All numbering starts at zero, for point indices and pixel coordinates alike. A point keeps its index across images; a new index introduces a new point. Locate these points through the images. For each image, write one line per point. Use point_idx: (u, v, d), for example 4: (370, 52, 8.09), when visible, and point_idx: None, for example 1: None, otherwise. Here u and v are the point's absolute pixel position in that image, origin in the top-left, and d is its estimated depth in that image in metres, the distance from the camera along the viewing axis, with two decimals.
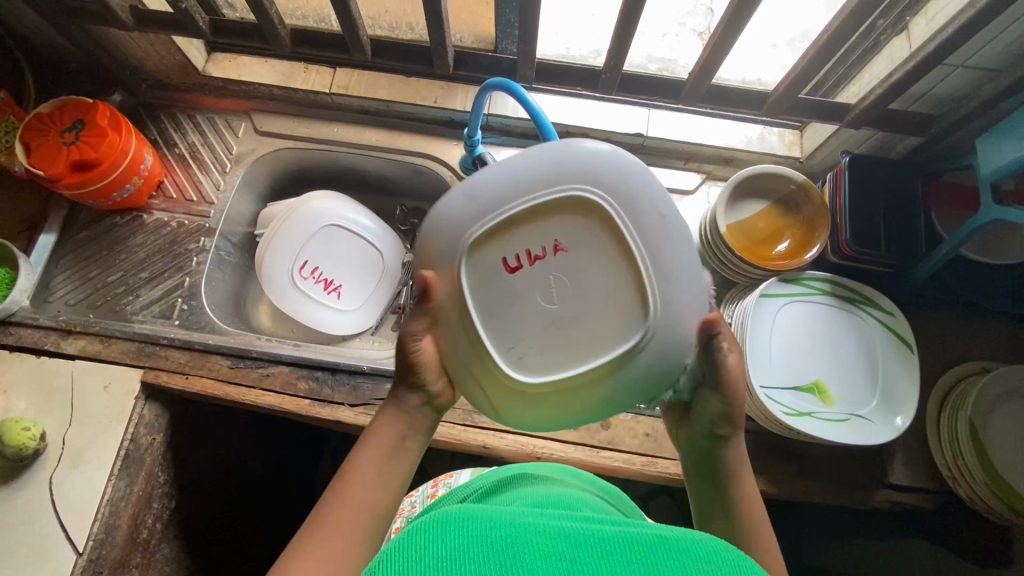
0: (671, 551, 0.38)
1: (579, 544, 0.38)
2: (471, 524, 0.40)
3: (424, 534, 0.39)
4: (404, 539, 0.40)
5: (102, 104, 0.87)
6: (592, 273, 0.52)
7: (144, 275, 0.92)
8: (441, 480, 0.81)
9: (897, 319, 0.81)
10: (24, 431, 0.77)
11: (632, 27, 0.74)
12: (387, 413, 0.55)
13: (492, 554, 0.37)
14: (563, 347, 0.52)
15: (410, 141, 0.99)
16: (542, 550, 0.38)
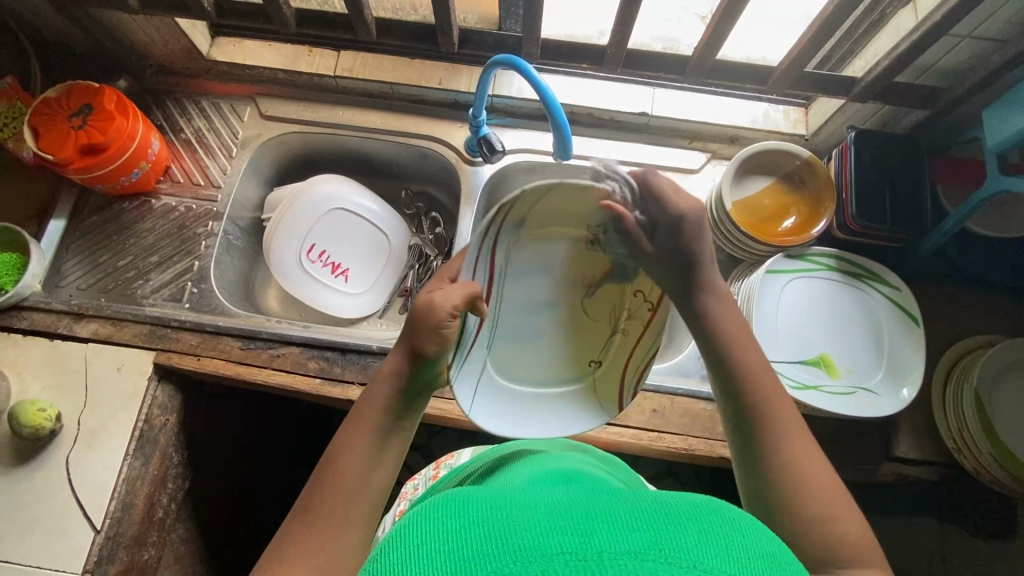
0: (677, 520, 0.37)
1: (576, 518, 0.38)
2: (474, 508, 0.40)
3: (427, 522, 0.39)
4: (405, 530, 0.39)
5: (109, 88, 0.88)
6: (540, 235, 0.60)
7: (154, 259, 0.93)
8: (442, 462, 0.84)
9: (903, 294, 0.81)
10: (40, 411, 0.78)
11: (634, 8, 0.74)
12: (371, 399, 0.54)
13: (492, 533, 0.37)
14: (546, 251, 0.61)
15: (414, 124, 1.00)
16: (540, 525, 0.37)
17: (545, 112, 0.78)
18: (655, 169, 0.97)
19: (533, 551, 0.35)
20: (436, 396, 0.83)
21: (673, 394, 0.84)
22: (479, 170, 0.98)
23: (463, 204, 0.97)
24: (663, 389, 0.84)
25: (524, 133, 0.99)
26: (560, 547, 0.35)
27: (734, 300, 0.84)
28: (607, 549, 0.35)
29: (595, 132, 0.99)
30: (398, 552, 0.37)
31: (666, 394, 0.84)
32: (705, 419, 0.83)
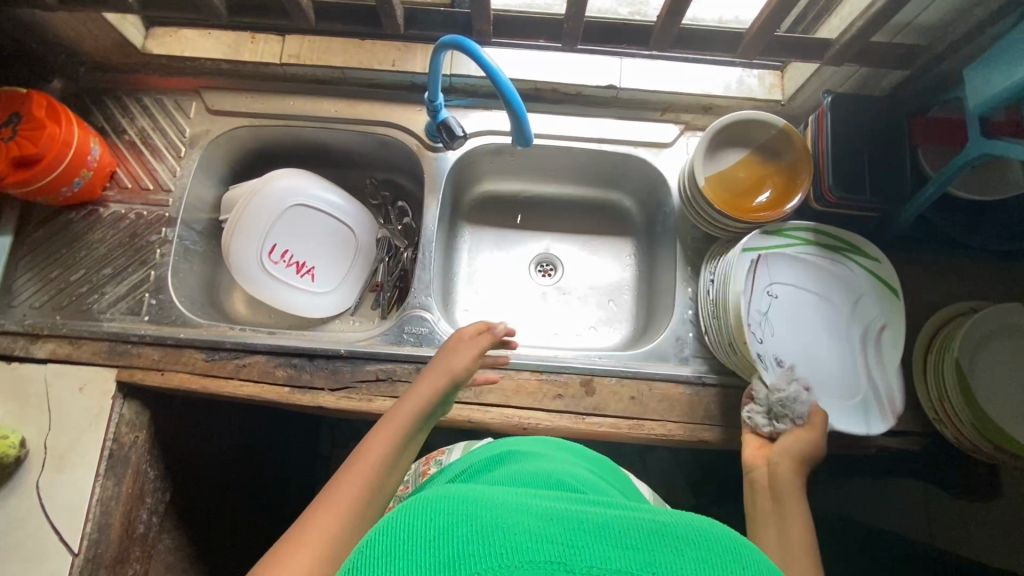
0: (668, 534, 0.36)
1: (573, 529, 0.36)
2: (462, 505, 0.37)
3: (413, 516, 0.37)
4: (393, 520, 0.37)
5: (37, 93, 0.82)
6: (808, 362, 0.77)
7: (108, 271, 0.88)
8: (433, 458, 0.83)
9: (883, 266, 0.79)
10: (2, 439, 0.76)
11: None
12: (378, 435, 0.63)
13: (485, 535, 0.35)
14: (824, 382, 0.77)
15: (371, 110, 0.94)
16: (532, 533, 0.35)
17: (499, 95, 0.73)
18: (628, 146, 0.94)
19: (518, 561, 0.34)
20: None
21: (651, 380, 0.83)
22: (442, 156, 0.94)
23: (428, 195, 0.93)
24: (642, 376, 0.82)
25: (488, 113, 0.95)
26: (553, 564, 0.34)
27: (710, 281, 0.84)
28: (597, 565, 0.34)
29: (562, 109, 0.94)
30: (375, 544, 0.35)
31: (643, 380, 0.82)
32: (685, 403, 0.81)
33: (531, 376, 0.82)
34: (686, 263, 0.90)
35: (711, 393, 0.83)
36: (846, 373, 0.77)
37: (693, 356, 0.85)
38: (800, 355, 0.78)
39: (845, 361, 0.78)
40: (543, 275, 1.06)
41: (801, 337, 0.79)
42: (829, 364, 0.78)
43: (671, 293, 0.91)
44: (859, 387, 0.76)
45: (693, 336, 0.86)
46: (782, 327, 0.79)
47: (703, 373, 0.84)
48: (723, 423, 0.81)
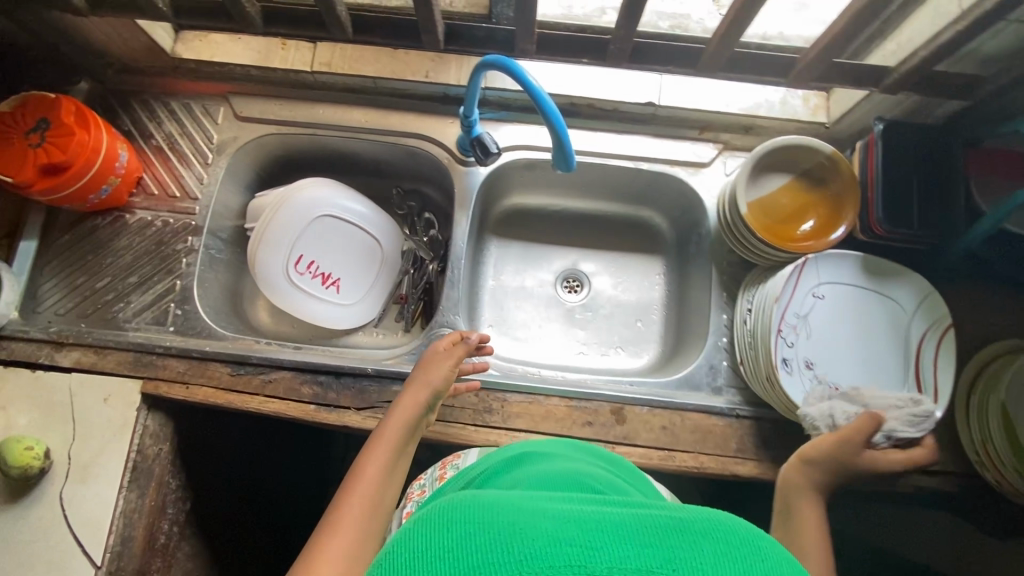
0: (687, 533, 0.33)
1: (592, 530, 0.33)
2: (477, 510, 0.36)
3: (427, 527, 0.35)
4: (408, 533, 0.36)
5: (66, 98, 0.80)
6: (849, 369, 0.76)
7: (133, 279, 0.87)
8: (449, 460, 0.73)
9: (929, 297, 0.76)
10: (27, 450, 0.75)
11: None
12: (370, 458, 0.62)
13: (499, 540, 0.33)
14: (865, 388, 0.75)
15: (402, 121, 0.92)
16: (549, 535, 0.33)
17: (541, 117, 0.70)
18: (663, 165, 0.91)
19: (537, 567, 0.32)
20: (436, 419, 0.80)
21: (683, 410, 0.81)
22: (473, 170, 0.92)
23: (458, 210, 0.91)
24: (674, 406, 0.81)
25: (521, 127, 0.93)
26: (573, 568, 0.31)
27: (747, 310, 0.81)
28: (616, 565, 0.32)
29: (597, 125, 0.92)
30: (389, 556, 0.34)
31: (675, 410, 0.81)
32: (718, 436, 0.80)
33: (560, 402, 0.81)
34: (721, 289, 0.88)
35: (744, 425, 0.81)
36: (889, 379, 0.75)
37: (726, 387, 0.83)
38: (841, 363, 0.76)
39: (888, 367, 0.76)
40: (569, 291, 1.04)
41: (845, 342, 0.77)
42: (875, 370, 0.76)
43: (704, 318, 0.89)
44: (900, 395, 0.75)
45: (727, 365, 0.84)
46: (826, 335, 0.77)
47: (736, 404, 0.82)
48: (755, 456, 0.79)
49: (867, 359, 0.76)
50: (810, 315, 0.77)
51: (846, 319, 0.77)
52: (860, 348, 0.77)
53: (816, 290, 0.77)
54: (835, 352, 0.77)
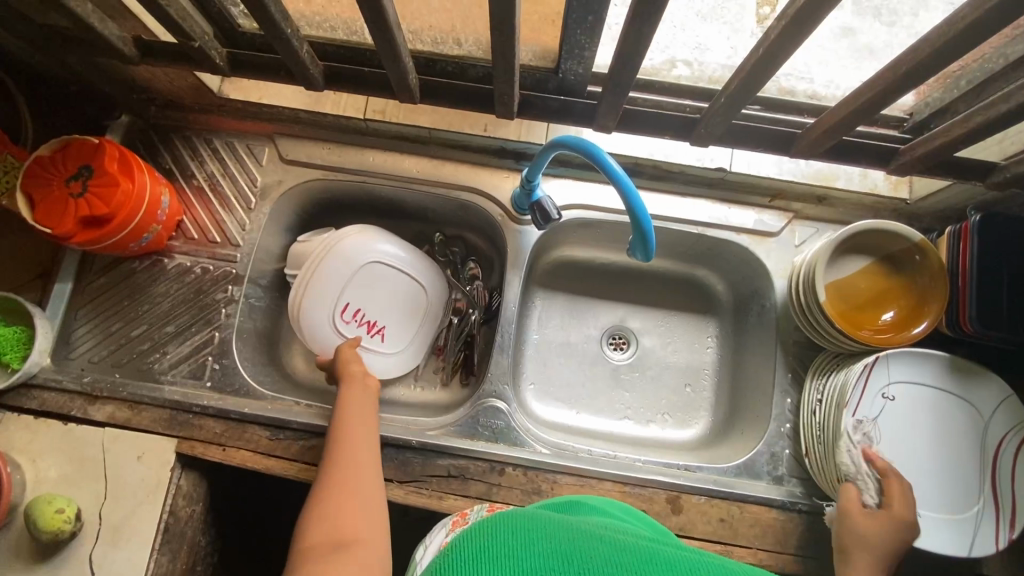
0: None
1: (648, 563, 0.38)
2: (546, 531, 0.42)
3: (498, 527, 0.43)
4: (481, 529, 0.43)
5: (109, 141, 0.77)
6: (923, 479, 0.71)
7: (170, 329, 0.84)
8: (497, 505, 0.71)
9: (1012, 404, 0.71)
10: (58, 513, 0.72)
11: (754, 87, 0.58)
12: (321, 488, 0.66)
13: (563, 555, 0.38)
14: (939, 503, 0.70)
15: (455, 172, 0.88)
16: (608, 560, 0.38)
17: (622, 201, 0.65)
18: (729, 232, 0.86)
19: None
20: (483, 498, 0.76)
21: (742, 501, 0.77)
22: (527, 229, 0.87)
23: (511, 270, 0.87)
24: (733, 497, 0.77)
25: (581, 185, 0.88)
26: None
27: (817, 402, 0.76)
28: None
29: (661, 187, 0.87)
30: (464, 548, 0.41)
31: (733, 502, 0.77)
32: (778, 532, 0.75)
33: (613, 486, 0.77)
34: (785, 369, 0.83)
35: (805, 520, 0.77)
36: (965, 494, 0.70)
37: (788, 477, 0.79)
38: (914, 472, 0.71)
39: (967, 480, 0.70)
40: (616, 349, 0.99)
41: (920, 450, 0.72)
42: (951, 481, 0.70)
43: (764, 398, 0.85)
44: (978, 513, 0.69)
45: (789, 453, 0.80)
46: (897, 441, 0.72)
47: (798, 497, 0.77)
48: (816, 555, 0.75)
49: (944, 470, 0.71)
50: (883, 419, 0.72)
51: (921, 424, 0.72)
52: (938, 458, 0.71)
53: (889, 392, 0.72)
54: (907, 460, 0.71)
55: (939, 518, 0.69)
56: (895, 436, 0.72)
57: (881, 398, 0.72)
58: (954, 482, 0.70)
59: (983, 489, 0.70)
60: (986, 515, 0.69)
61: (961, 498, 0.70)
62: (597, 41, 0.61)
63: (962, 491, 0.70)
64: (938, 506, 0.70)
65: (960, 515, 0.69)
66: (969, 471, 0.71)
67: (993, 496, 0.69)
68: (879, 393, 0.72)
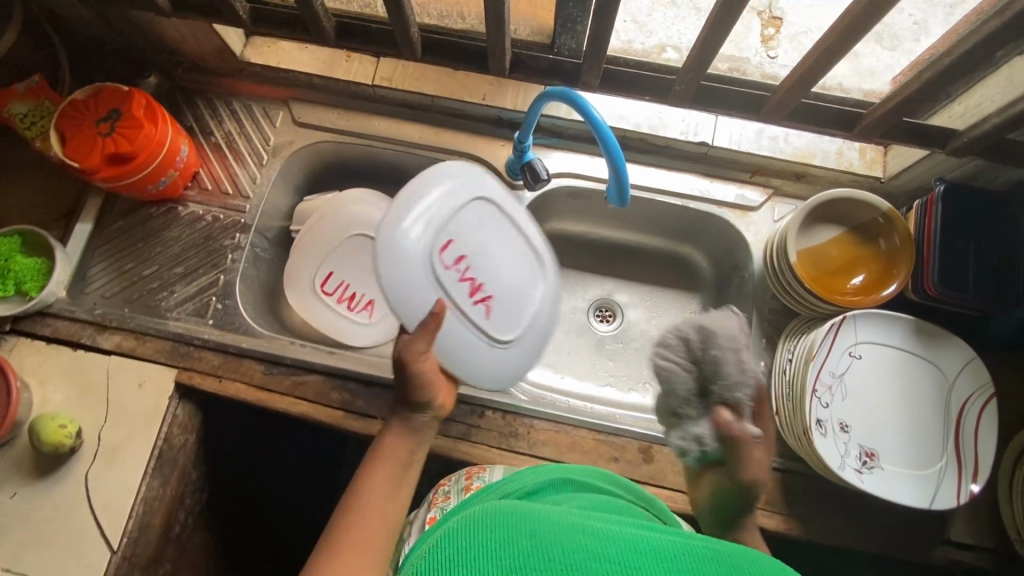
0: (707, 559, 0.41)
1: (627, 551, 0.41)
2: (524, 522, 0.44)
3: (479, 525, 0.44)
4: (464, 530, 0.45)
5: (139, 91, 0.83)
6: (886, 434, 0.73)
7: (179, 270, 0.89)
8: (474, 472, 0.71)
9: (976, 365, 0.73)
10: (60, 428, 0.77)
11: (715, 45, 0.64)
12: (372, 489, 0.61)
13: (544, 550, 0.41)
14: (902, 459, 0.72)
15: (455, 140, 0.94)
16: (590, 553, 0.40)
17: (599, 146, 0.70)
18: (711, 204, 0.91)
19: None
20: (462, 438, 0.79)
21: None
22: (520, 195, 0.92)
23: None
24: None
25: (572, 156, 0.93)
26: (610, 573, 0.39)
27: (788, 360, 0.78)
28: None
29: (647, 160, 0.92)
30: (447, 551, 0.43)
31: None
32: None
33: (588, 434, 0.80)
34: (760, 335, 0.86)
35: (773, 477, 0.79)
36: (927, 451, 0.72)
37: None
38: (877, 429, 0.73)
39: (929, 438, 0.72)
40: (602, 321, 1.03)
41: (886, 409, 0.74)
42: (913, 438, 0.73)
43: None
44: (940, 470, 0.71)
45: None
46: (861, 399, 0.74)
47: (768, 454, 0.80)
48: (782, 510, 0.77)
49: (907, 428, 0.73)
50: (847, 376, 0.74)
51: (885, 383, 0.75)
52: (900, 416, 0.74)
53: (854, 350, 0.75)
54: (870, 417, 0.74)
55: (901, 473, 0.71)
56: (859, 394, 0.74)
57: (845, 357, 0.74)
58: (915, 439, 0.72)
59: (945, 447, 0.72)
60: (948, 472, 0.71)
61: (922, 455, 0.72)
62: (585, 8, 0.67)
63: (924, 448, 0.72)
64: (900, 461, 0.72)
65: (923, 472, 0.71)
66: (932, 430, 0.73)
67: (955, 454, 0.71)
68: (843, 352, 0.75)
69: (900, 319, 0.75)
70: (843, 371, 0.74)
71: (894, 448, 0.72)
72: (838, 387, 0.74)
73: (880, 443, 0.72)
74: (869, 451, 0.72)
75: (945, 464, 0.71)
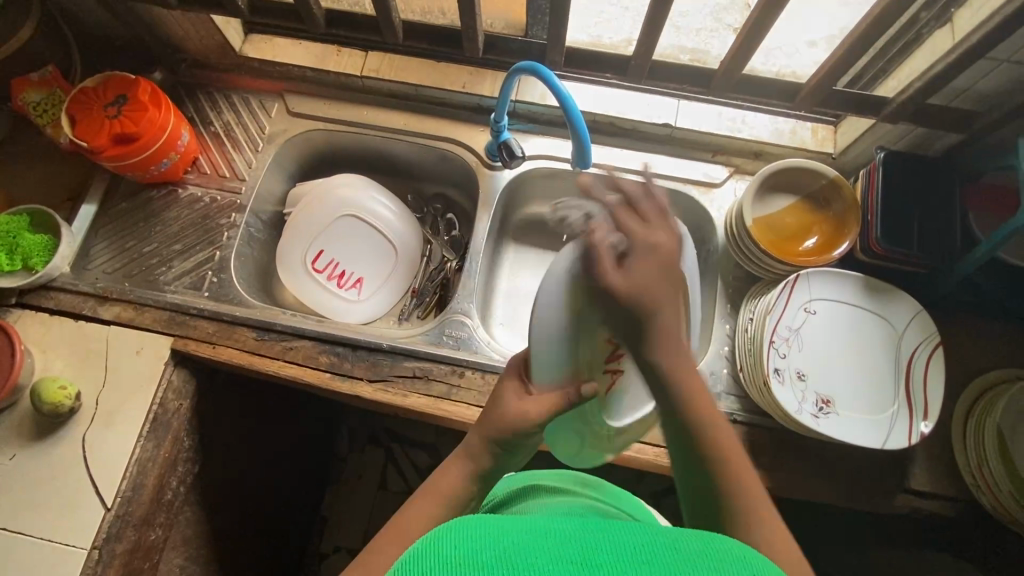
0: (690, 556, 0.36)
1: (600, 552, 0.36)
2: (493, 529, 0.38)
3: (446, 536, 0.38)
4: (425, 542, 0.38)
5: (144, 79, 0.90)
6: (840, 383, 0.77)
7: (177, 247, 0.95)
8: None
9: (921, 317, 0.79)
10: (60, 389, 0.81)
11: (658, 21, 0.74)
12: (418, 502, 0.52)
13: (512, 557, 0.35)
14: (856, 406, 0.76)
15: (438, 126, 1.01)
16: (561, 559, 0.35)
17: (566, 122, 0.77)
18: (676, 182, 0.97)
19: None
20: (443, 397, 0.83)
21: None
22: (498, 175, 0.99)
23: (480, 208, 0.97)
24: None
25: (546, 139, 1.00)
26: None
27: (750, 319, 0.83)
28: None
29: (617, 142, 0.98)
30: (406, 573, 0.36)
31: None
32: None
33: None
34: (725, 301, 0.91)
35: (739, 430, 0.83)
36: (879, 398, 0.76)
37: (726, 394, 0.85)
38: (833, 379, 0.78)
39: (882, 386, 0.77)
40: None
41: (841, 361, 0.79)
42: (866, 386, 0.77)
43: (707, 328, 0.92)
44: (892, 414, 0.75)
45: (727, 372, 0.87)
46: (817, 351, 0.79)
47: (734, 410, 0.84)
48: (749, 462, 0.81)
49: (860, 377, 0.78)
50: (803, 331, 0.79)
51: (838, 337, 0.80)
52: (854, 367, 0.78)
53: (809, 307, 0.80)
54: (826, 368, 0.78)
55: (856, 419, 0.75)
56: (815, 347, 0.79)
57: (801, 313, 0.79)
58: (868, 387, 0.77)
59: (896, 393, 0.76)
60: (900, 415, 0.75)
61: (875, 401, 0.76)
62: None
63: (877, 395, 0.77)
64: (855, 408, 0.76)
65: (876, 417, 0.75)
66: (884, 379, 0.77)
67: (906, 400, 0.76)
68: (800, 308, 0.79)
69: (849, 276, 0.80)
70: (800, 326, 0.79)
71: (849, 395, 0.77)
72: (795, 341, 0.79)
73: (835, 391, 0.77)
74: (825, 398, 0.76)
75: (897, 409, 0.75)
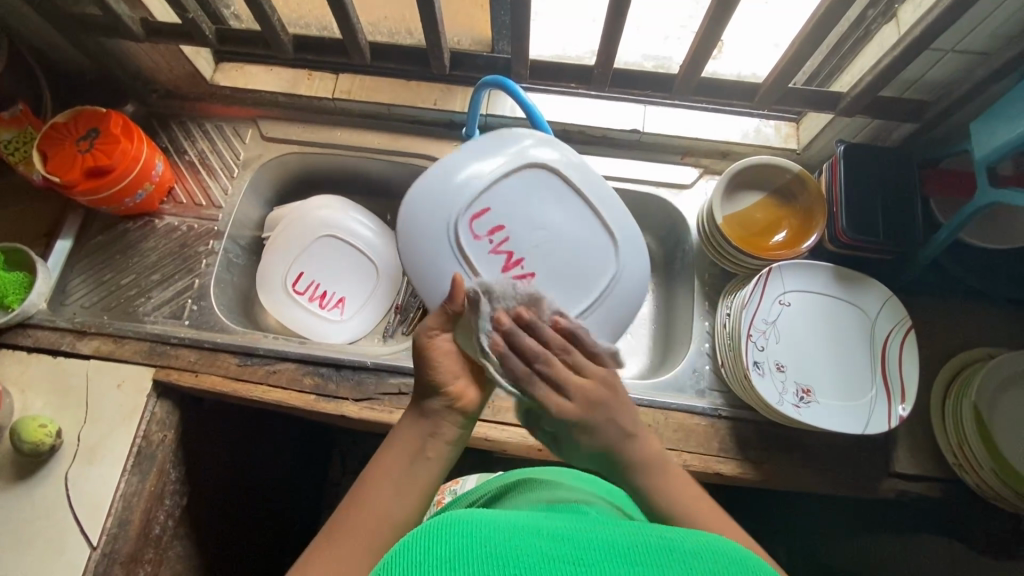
0: (676, 552, 0.36)
1: (584, 546, 0.36)
2: (481, 526, 0.38)
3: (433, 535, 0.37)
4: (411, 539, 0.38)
5: (115, 112, 0.91)
6: (819, 373, 0.79)
7: (156, 277, 0.95)
8: (446, 488, 0.84)
9: (892, 303, 0.80)
10: (40, 428, 0.79)
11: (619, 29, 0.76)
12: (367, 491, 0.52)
13: (497, 553, 0.35)
14: (836, 394, 0.77)
15: (412, 143, 1.02)
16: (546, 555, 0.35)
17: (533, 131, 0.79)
18: (650, 185, 0.99)
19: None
20: None
21: (667, 410, 0.84)
22: None
23: None
24: (658, 405, 0.84)
25: None
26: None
27: (726, 314, 0.85)
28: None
29: (589, 149, 1.00)
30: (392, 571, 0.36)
31: (659, 410, 0.84)
32: (700, 435, 0.82)
33: None
34: (703, 299, 0.93)
35: (725, 425, 0.83)
36: (857, 384, 0.78)
37: (708, 389, 0.87)
38: (811, 368, 0.79)
39: (859, 373, 0.78)
40: None
41: (818, 351, 0.80)
42: (844, 375, 0.78)
43: (688, 326, 0.94)
44: (870, 400, 0.77)
45: (709, 368, 0.88)
46: (795, 343, 0.80)
47: (719, 405, 0.84)
48: (737, 456, 0.82)
49: (838, 365, 0.79)
50: (778, 323, 0.81)
51: (814, 327, 0.81)
52: (832, 355, 0.80)
53: (784, 299, 0.81)
54: (804, 359, 0.80)
55: (836, 407, 0.77)
56: (792, 339, 0.80)
57: (776, 306, 0.81)
58: (846, 376, 0.78)
59: (873, 379, 0.78)
60: (878, 400, 0.76)
61: (854, 388, 0.78)
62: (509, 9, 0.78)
63: (856, 383, 0.78)
64: (835, 396, 0.77)
65: (857, 405, 0.77)
66: (861, 365, 0.79)
67: (884, 385, 0.77)
68: (774, 300, 0.81)
69: (820, 268, 0.82)
70: (776, 319, 0.81)
71: (829, 384, 0.78)
72: (773, 333, 0.80)
73: (814, 381, 0.78)
74: (805, 388, 0.78)
75: (875, 395, 0.77)
